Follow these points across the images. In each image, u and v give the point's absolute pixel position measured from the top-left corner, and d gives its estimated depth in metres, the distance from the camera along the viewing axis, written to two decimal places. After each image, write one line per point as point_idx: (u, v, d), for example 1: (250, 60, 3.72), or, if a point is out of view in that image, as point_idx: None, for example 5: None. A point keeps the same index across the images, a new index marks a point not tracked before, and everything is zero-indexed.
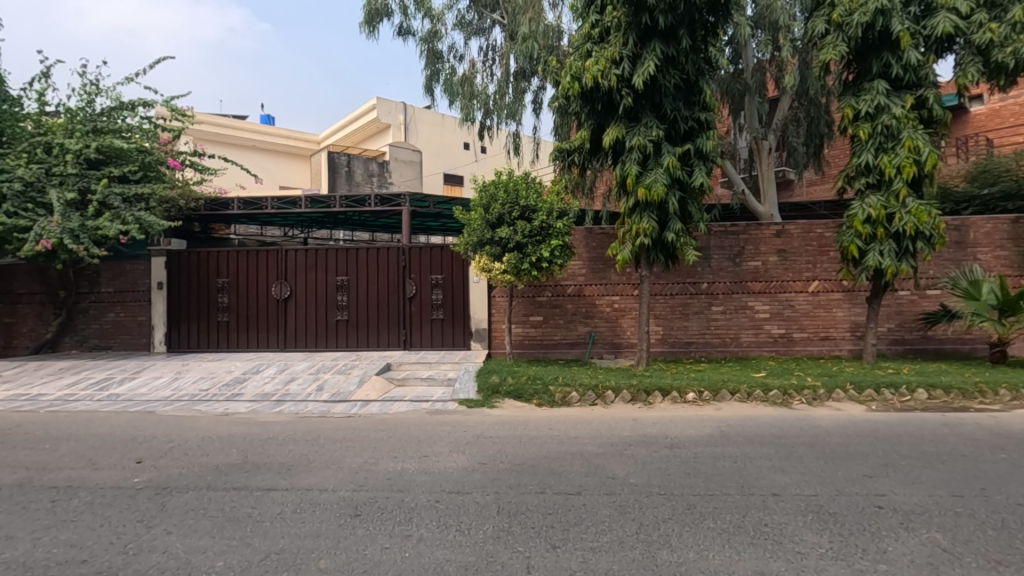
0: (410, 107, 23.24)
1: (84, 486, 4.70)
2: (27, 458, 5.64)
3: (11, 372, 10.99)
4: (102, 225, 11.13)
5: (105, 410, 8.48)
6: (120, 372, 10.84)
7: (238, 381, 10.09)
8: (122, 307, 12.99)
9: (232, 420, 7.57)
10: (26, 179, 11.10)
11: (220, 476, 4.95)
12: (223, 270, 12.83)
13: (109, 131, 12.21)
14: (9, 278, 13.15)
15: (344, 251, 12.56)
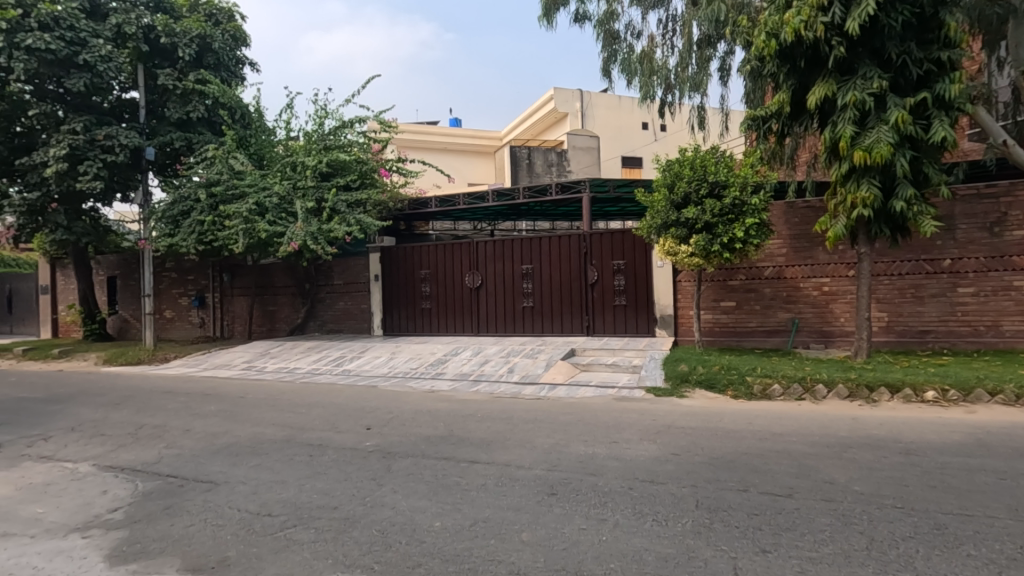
0: (587, 93, 23.20)
1: (330, 445, 5.65)
2: (290, 419, 6.99)
3: (276, 350, 13.73)
4: (333, 228, 13.22)
5: (341, 383, 10.13)
6: (350, 351, 12.83)
7: (440, 362, 11.22)
8: (349, 297, 15.33)
9: (438, 397, 8.45)
10: (281, 194, 13.58)
11: (432, 446, 5.56)
12: (425, 263, 14.35)
13: (336, 147, 14.45)
14: (270, 274, 16.35)
15: (528, 241, 13.10)
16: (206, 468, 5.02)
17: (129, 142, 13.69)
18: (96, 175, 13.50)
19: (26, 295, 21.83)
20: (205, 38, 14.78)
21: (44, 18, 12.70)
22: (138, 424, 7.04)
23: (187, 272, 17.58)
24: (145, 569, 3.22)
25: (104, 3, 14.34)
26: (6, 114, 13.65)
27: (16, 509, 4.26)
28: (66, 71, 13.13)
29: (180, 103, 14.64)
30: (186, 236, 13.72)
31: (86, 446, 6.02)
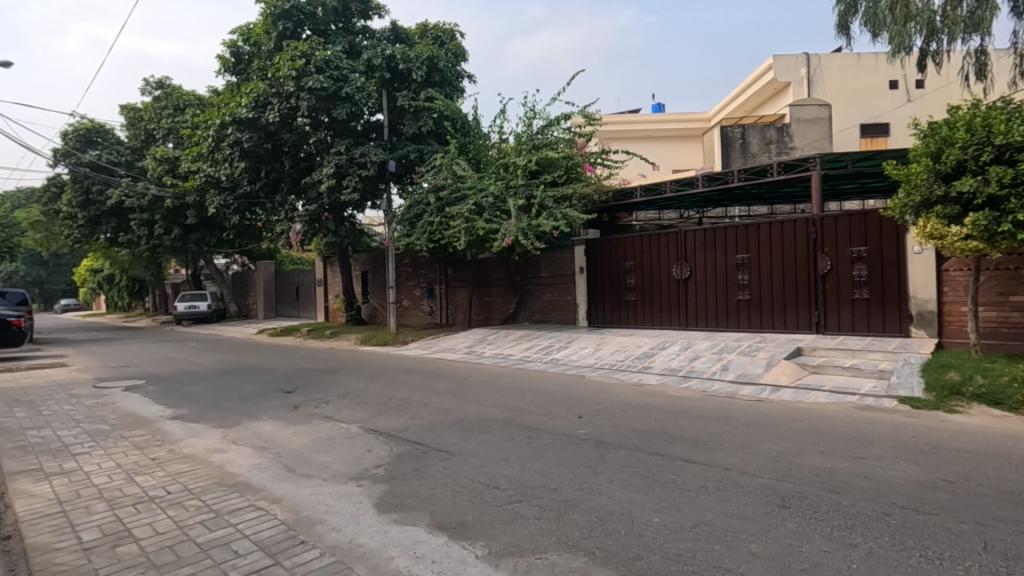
0: (815, 56, 20.28)
1: (546, 430, 5.97)
2: (508, 401, 7.57)
3: (493, 337, 14.98)
4: (542, 223, 13.81)
5: (551, 371, 10.62)
6: (558, 341, 13.37)
7: (647, 355, 11.02)
8: (556, 289, 15.96)
9: (646, 391, 8.30)
10: (496, 194, 14.65)
11: (644, 440, 5.48)
12: (630, 254, 14.21)
13: (544, 145, 15.16)
14: (487, 267, 17.87)
15: (744, 228, 12.05)
16: (443, 439, 5.72)
17: (377, 158, 16.22)
18: (355, 187, 16.30)
19: (308, 287, 27.51)
20: (433, 59, 16.80)
21: (319, 63, 15.76)
22: (389, 395, 8.36)
23: (420, 267, 20.22)
24: (403, 519, 3.80)
25: (359, 43, 17.26)
26: (295, 144, 17.29)
27: (312, 455, 5.41)
28: (334, 103, 16.10)
29: (414, 119, 16.87)
30: (420, 235, 15.62)
31: (354, 411, 7.36)
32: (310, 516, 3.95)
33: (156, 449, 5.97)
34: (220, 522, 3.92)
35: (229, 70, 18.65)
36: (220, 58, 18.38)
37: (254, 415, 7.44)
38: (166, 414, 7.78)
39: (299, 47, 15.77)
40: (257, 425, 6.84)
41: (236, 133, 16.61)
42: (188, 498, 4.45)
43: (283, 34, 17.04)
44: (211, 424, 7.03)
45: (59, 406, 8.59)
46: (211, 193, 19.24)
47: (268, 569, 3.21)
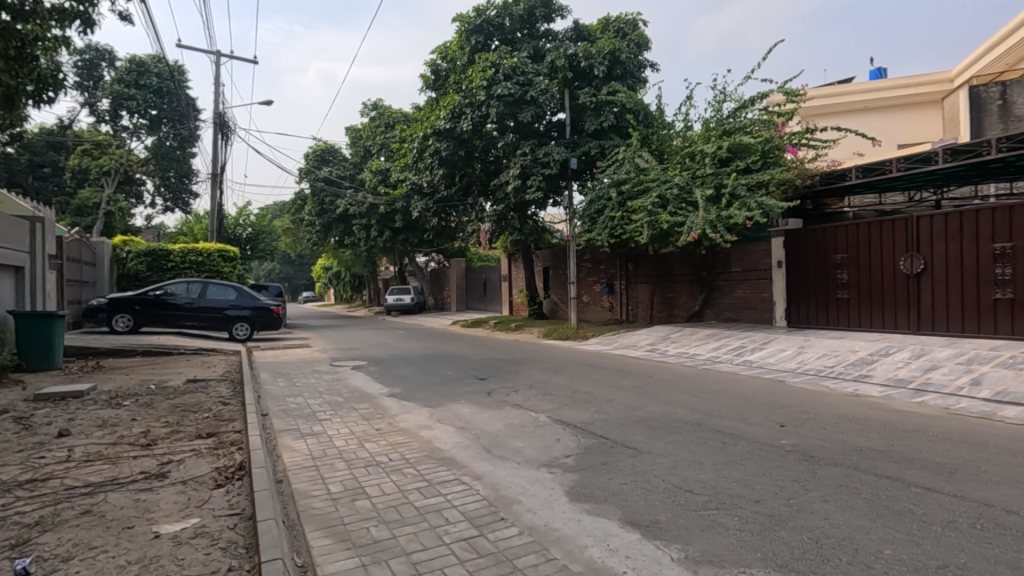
0: None
1: (743, 436, 5.54)
2: (698, 403, 7.19)
3: (677, 335, 14.35)
4: (733, 214, 12.75)
5: (744, 374, 9.82)
6: (751, 342, 12.29)
7: (865, 362, 9.55)
8: (748, 285, 14.68)
9: (866, 403, 7.20)
10: (681, 185, 13.99)
11: (866, 459, 4.77)
12: (841, 246, 12.52)
13: (736, 130, 14.15)
14: (670, 262, 17.19)
15: (1003, 209, 9.75)
16: (630, 436, 5.67)
17: (559, 156, 16.62)
18: (538, 187, 16.97)
19: (495, 282, 29.43)
20: (615, 52, 16.69)
21: (507, 70, 16.69)
22: (574, 388, 8.55)
23: (600, 262, 20.24)
24: (595, 510, 3.87)
25: (542, 46, 17.89)
26: (485, 149, 18.58)
27: (506, 439, 5.80)
28: (520, 107, 16.91)
29: (596, 115, 16.92)
30: (600, 232, 15.45)
31: (542, 401, 7.69)
32: (508, 496, 4.24)
33: (378, 421, 6.95)
34: (432, 490, 4.42)
35: (430, 87, 20.77)
36: (423, 77, 20.59)
37: (453, 398, 8.22)
38: (385, 392, 9.00)
39: (489, 58, 16.88)
40: (457, 407, 7.54)
41: (436, 143, 18.43)
42: (406, 466, 5.10)
43: (475, 48, 18.40)
44: (419, 403, 7.94)
45: (307, 380, 10.49)
46: (415, 199, 21.67)
47: (474, 539, 3.53)
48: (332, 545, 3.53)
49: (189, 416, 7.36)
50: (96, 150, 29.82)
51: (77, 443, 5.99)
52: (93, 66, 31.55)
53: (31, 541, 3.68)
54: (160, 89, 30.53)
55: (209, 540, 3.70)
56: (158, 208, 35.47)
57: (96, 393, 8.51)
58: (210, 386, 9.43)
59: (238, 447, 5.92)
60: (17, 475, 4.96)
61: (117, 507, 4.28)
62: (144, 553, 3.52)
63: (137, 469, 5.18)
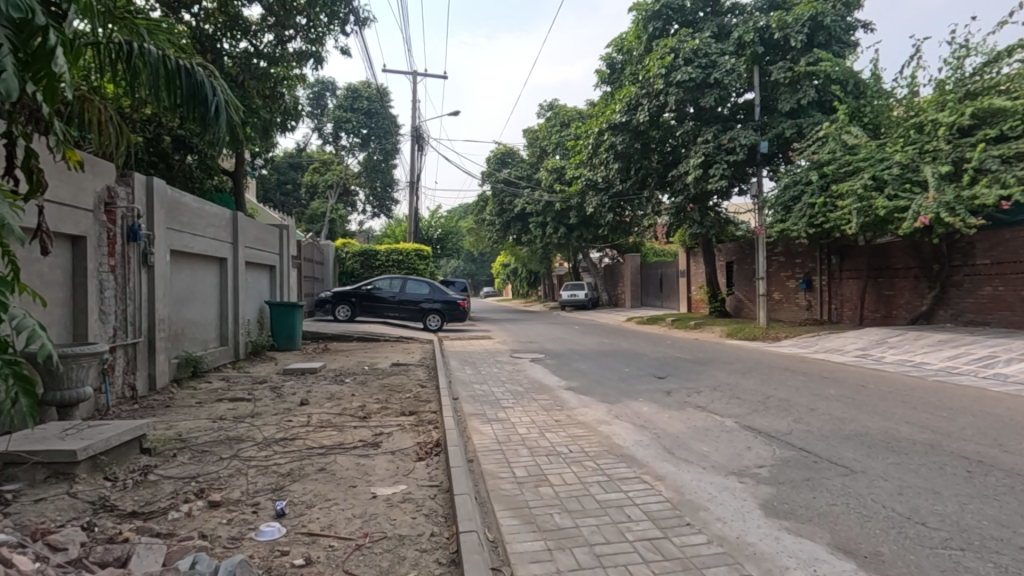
0: None
1: (998, 466, 4.50)
2: (929, 421, 6.04)
3: (896, 339, 12.22)
4: (979, 193, 10.43)
5: (995, 389, 7.99)
6: (1005, 351, 9.91)
7: None
8: (1001, 281, 11.93)
9: None
10: (904, 162, 11.85)
11: None
12: None
13: (985, 91, 11.57)
14: (888, 254, 14.73)
15: None
16: (839, 452, 4.99)
17: (747, 140, 15.27)
18: (722, 175, 15.79)
19: (671, 278, 28.22)
20: (817, 17, 14.81)
21: (688, 54, 15.81)
22: (766, 394, 7.80)
23: (796, 255, 18.13)
24: (797, 530, 3.48)
25: (728, 23, 16.62)
26: (663, 139, 17.87)
27: (690, 442, 5.52)
28: (702, 92, 15.90)
29: (792, 92, 15.19)
30: (797, 220, 13.83)
31: (729, 405, 7.17)
32: (695, 501, 4.03)
33: (558, 413, 7.14)
34: (613, 486, 4.41)
35: (606, 82, 20.66)
36: (598, 72, 20.55)
37: (631, 395, 8.09)
38: (562, 385, 9.22)
39: (669, 44, 16.19)
40: (636, 405, 7.39)
41: (612, 137, 18.25)
42: (586, 459, 5.15)
43: (653, 35, 17.77)
44: (597, 398, 7.96)
45: (490, 369, 11.23)
46: (591, 195, 21.78)
47: (659, 540, 3.43)
48: (519, 526, 3.73)
49: (395, 395, 8.39)
50: (323, 167, 35.61)
51: (314, 411, 7.22)
52: (321, 97, 37.69)
53: (286, 487, 4.54)
54: (369, 111, 35.35)
55: (415, 505, 4.18)
56: (368, 214, 41.05)
57: (325, 371, 10.16)
58: (410, 370, 10.64)
59: (435, 425, 6.58)
60: (274, 433, 6.16)
61: (344, 468, 5.06)
62: (365, 509, 4.10)
63: (357, 437, 6.06)
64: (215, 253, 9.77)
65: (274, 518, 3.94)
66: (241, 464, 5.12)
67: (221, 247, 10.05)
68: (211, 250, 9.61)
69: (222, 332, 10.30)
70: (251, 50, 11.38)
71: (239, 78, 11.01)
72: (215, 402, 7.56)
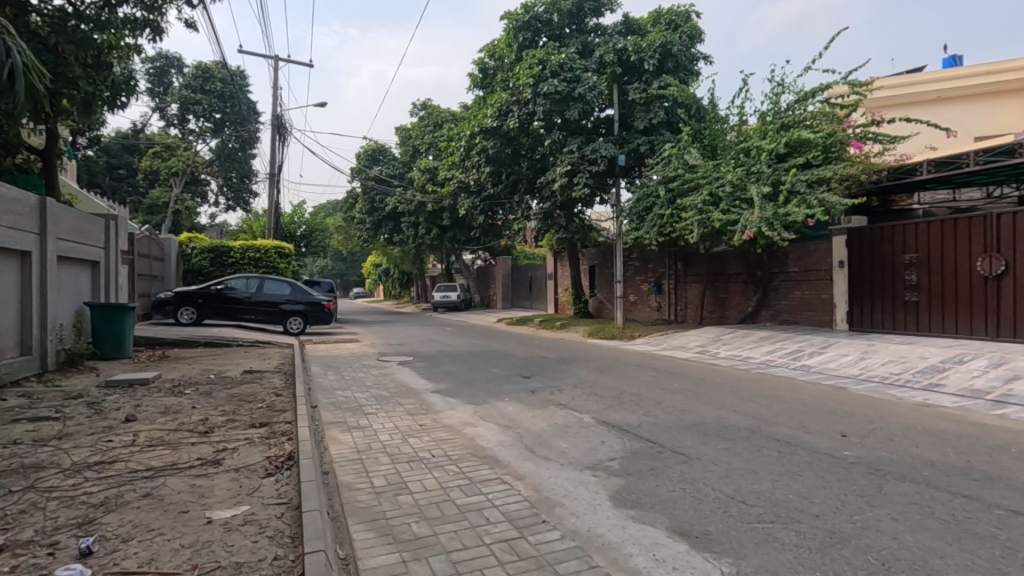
0: None
1: (803, 446, 5.25)
2: (754, 409, 6.89)
3: (729, 337, 13.84)
4: (792, 211, 12.18)
5: (803, 378, 9.36)
6: (809, 345, 11.68)
7: (936, 369, 8.89)
8: (807, 286, 14.03)
9: (938, 413, 6.66)
10: (734, 181, 13.42)
11: (942, 475, 4.39)
12: (911, 245, 11.87)
13: (795, 123, 13.54)
14: (723, 261, 16.63)
15: None
16: (680, 441, 5.47)
17: (608, 153, 16.34)
18: (585, 184, 16.74)
19: (540, 281, 29.32)
20: (666, 45, 16.28)
21: (554, 67, 16.54)
22: (621, 390, 8.36)
23: (649, 261, 19.78)
24: (641, 517, 3.73)
25: (591, 41, 17.67)
26: (532, 147, 18.46)
27: (551, 440, 5.71)
28: (567, 104, 16.72)
29: (645, 112, 16.57)
30: (649, 229, 15.14)
31: (587, 401, 7.56)
32: (552, 498, 4.15)
33: (423, 417, 6.99)
34: (474, 489, 4.39)
35: (478, 86, 20.85)
36: (471, 76, 20.70)
37: (498, 395, 8.20)
38: (430, 388, 9.08)
39: (537, 55, 16.74)
40: (502, 405, 7.50)
41: (483, 141, 18.43)
42: (449, 463, 5.09)
43: (523, 45, 18.32)
44: (464, 400, 7.95)
45: (355, 373, 10.71)
46: (462, 197, 21.88)
47: (515, 540, 3.46)
48: (374, 539, 3.55)
49: (244, 405, 7.64)
50: (165, 151, 31.57)
51: (142, 428, 6.30)
52: (164, 73, 33.53)
53: (97, 520, 3.88)
54: (223, 94, 32.05)
55: (257, 527, 3.79)
56: (221, 206, 37.36)
57: (160, 381, 8.95)
58: (264, 377, 9.77)
59: (288, 437, 6.09)
60: (87, 457, 5.25)
61: (174, 492, 4.45)
62: (197, 537, 3.64)
63: (195, 455, 5.40)
64: (14, 245, 8.17)
65: (77, 559, 3.33)
66: (37, 497, 4.27)
67: (23, 238, 8.43)
68: (8, 241, 8.01)
69: (24, 339, 8.64)
70: (68, 11, 9.71)
71: (51, 41, 9.18)
72: (9, 423, 6.28)
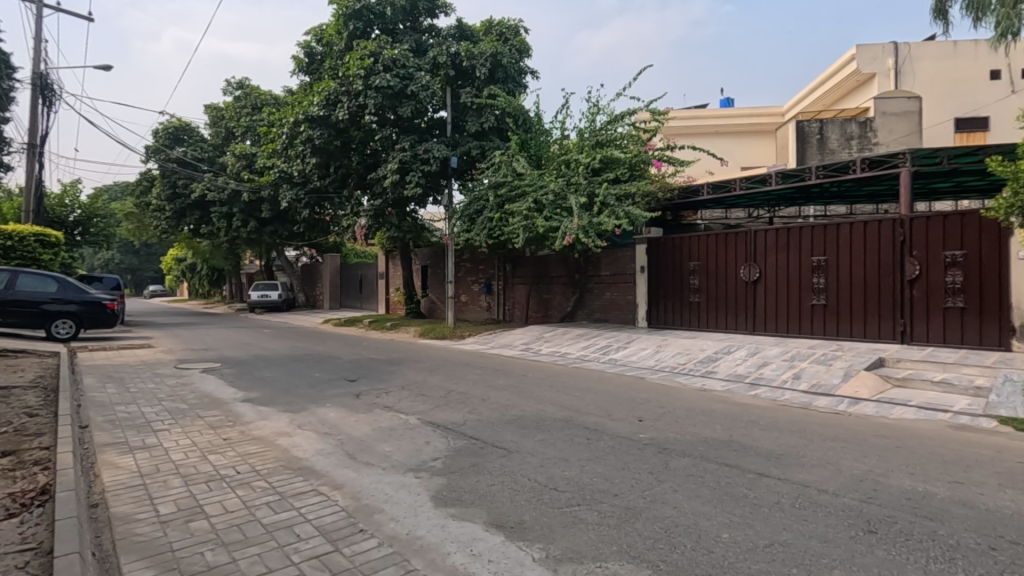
0: (904, 44, 18.19)
1: (608, 432, 5.82)
2: (569, 401, 7.46)
3: (550, 334, 14.84)
4: (604, 221, 13.50)
5: (611, 371, 10.41)
6: (617, 341, 13.05)
7: (711, 359, 10.56)
8: (616, 288, 15.67)
9: (712, 396, 7.91)
10: (556, 191, 14.41)
11: (712, 449, 5.21)
12: (695, 254, 13.89)
13: (607, 142, 15.00)
14: (546, 264, 17.76)
15: (820, 228, 11.55)
16: (501, 436, 5.68)
17: (440, 154, 16.37)
18: (418, 183, 16.57)
19: (371, 280, 28.35)
20: (497, 55, 16.83)
21: (387, 62, 16.11)
22: (448, 389, 8.43)
23: (479, 262, 20.31)
24: (461, 515, 3.78)
25: (425, 41, 17.55)
26: (363, 141, 17.75)
27: (373, 444, 5.51)
28: (399, 101, 16.40)
29: (477, 117, 16.96)
30: (479, 231, 15.60)
31: (414, 402, 7.46)
32: (370, 505, 3.99)
33: (228, 429, 6.25)
34: (284, 504, 4.03)
35: (303, 70, 19.39)
36: (295, 58, 19.19)
37: (319, 401, 7.69)
38: (239, 397, 8.17)
39: (369, 46, 16.17)
40: (322, 411, 7.05)
41: (309, 130, 17.20)
42: (256, 479, 4.61)
43: (354, 34, 17.54)
44: (279, 408, 7.29)
45: (144, 384, 9.18)
46: (284, 188, 20.19)
47: (329, 555, 3.26)
48: None
49: None
50: None
51: None
52: None
53: None
54: None
55: None
56: None
57: None
58: (13, 394, 7.88)
59: (43, 466, 4.97)
60: None
61: None
62: None
63: None
64: None
65: None
66: None
67: None
68: None
69: None
70: None
71: None
72: None
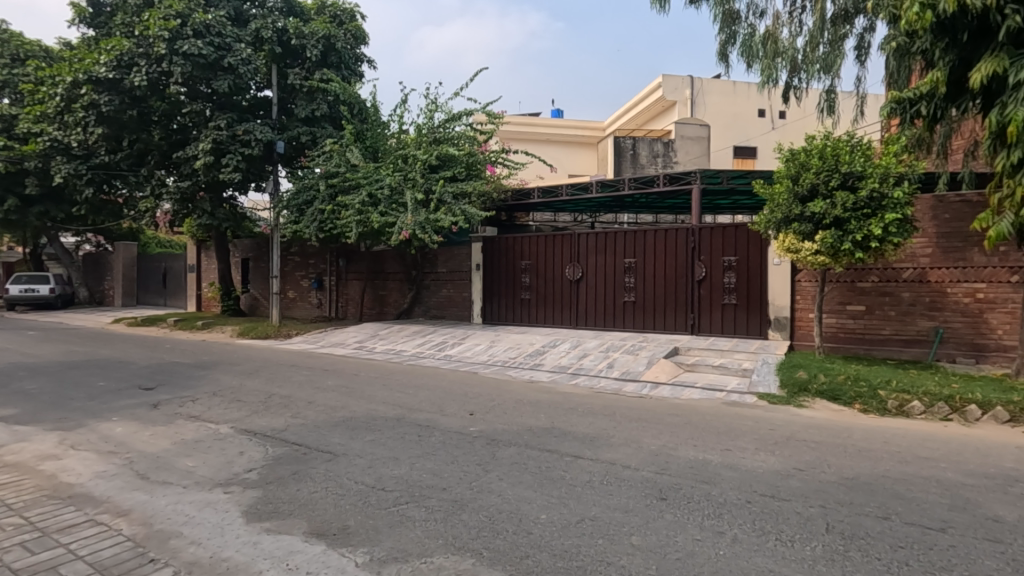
0: (698, 79, 21.26)
1: (439, 427, 5.86)
2: (402, 399, 7.35)
3: (385, 332, 14.49)
4: (440, 218, 13.52)
5: (445, 367, 10.51)
6: (452, 338, 13.21)
7: (539, 353, 11.24)
8: (452, 285, 15.86)
9: (539, 387, 8.42)
10: (392, 185, 14.08)
11: (536, 437, 5.54)
12: (526, 254, 14.65)
13: (444, 140, 15.04)
14: (382, 260, 17.27)
15: (632, 234, 12.96)
16: (327, 439, 5.39)
17: (263, 137, 14.98)
18: (236, 167, 14.93)
19: (177, 273, 24.85)
20: (330, 38, 15.86)
21: (197, 26, 14.23)
22: (269, 393, 7.74)
23: (309, 256, 19.01)
24: (277, 528, 3.50)
25: (245, 10, 15.89)
26: (167, 114, 15.47)
27: (173, 460, 4.84)
28: (213, 73, 14.62)
29: (307, 101, 15.86)
30: (309, 223, 14.61)
31: (227, 409, 6.72)
32: (165, 530, 3.49)
33: None
34: (47, 542, 3.34)
35: (86, 22, 16.24)
36: (74, 6, 15.99)
37: (103, 415, 6.52)
38: None
39: (174, 6, 14.13)
40: (106, 427, 5.98)
41: (92, 93, 14.47)
42: (6, 515, 3.74)
43: None
44: (45, 426, 6.01)
45: None
46: (57, 160, 16.72)
47: None
48: None
49: None
50: None
51: None
52: None
53: None
54: None
55: None
56: None
57: None
58: None
59: None
60: None
61: None
62: None
63: None
64: None
65: None
66: None
67: None
68: None
69: None
70: None
71: None
72: None
